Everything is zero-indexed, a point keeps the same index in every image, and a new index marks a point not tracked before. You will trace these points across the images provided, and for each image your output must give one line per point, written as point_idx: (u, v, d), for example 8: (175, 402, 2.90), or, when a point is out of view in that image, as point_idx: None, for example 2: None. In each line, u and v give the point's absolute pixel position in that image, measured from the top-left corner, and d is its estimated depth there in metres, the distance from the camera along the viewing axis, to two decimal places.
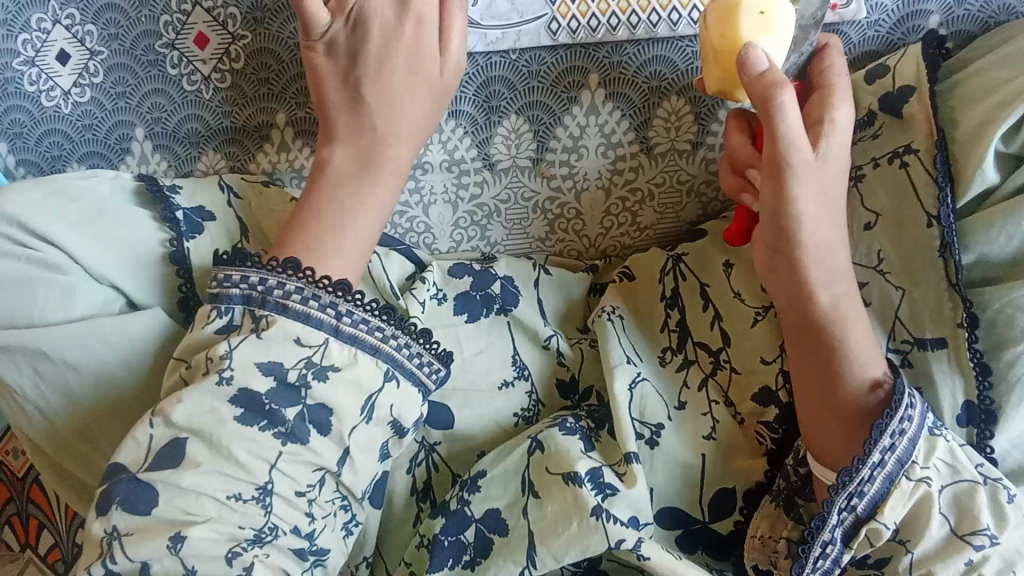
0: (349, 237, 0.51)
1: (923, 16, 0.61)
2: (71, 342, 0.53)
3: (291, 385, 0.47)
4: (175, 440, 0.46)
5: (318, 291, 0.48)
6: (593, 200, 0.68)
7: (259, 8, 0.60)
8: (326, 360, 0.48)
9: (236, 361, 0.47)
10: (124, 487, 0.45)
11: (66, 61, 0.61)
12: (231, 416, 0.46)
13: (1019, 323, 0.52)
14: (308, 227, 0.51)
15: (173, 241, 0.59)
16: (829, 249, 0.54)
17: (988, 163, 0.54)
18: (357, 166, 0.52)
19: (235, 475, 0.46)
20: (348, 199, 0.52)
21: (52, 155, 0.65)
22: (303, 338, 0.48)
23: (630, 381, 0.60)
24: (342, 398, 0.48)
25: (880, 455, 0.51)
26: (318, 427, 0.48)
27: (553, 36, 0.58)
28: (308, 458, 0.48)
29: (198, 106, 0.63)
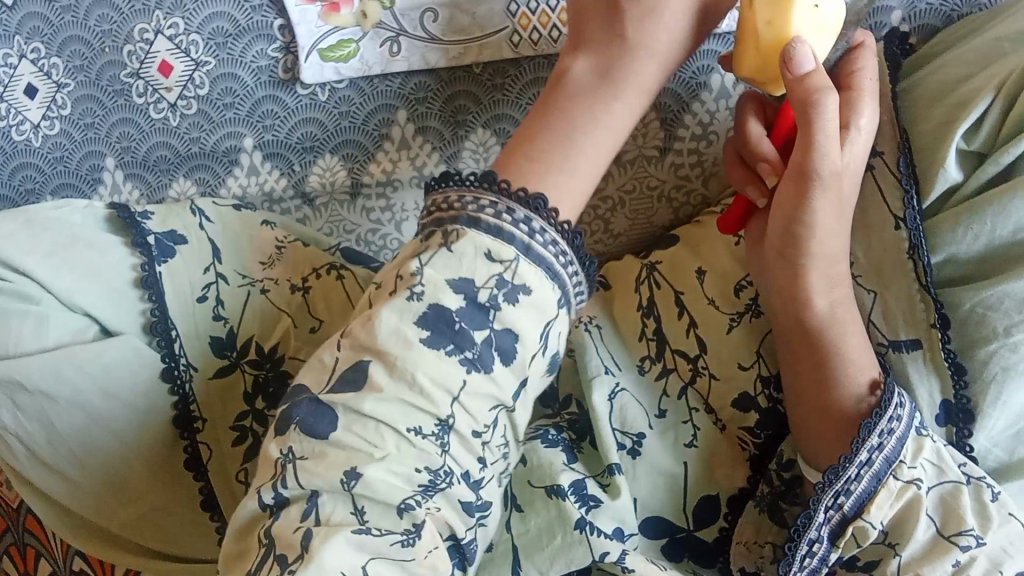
0: (577, 163, 0.49)
1: (886, 11, 0.61)
2: (46, 371, 0.53)
3: (481, 306, 0.45)
4: (358, 363, 0.44)
5: (513, 205, 0.46)
6: None
7: (219, 34, 0.60)
8: (518, 280, 0.45)
9: (429, 277, 0.45)
10: (304, 407, 0.44)
11: (34, 94, 0.62)
12: (417, 337, 0.44)
13: (992, 322, 0.51)
14: (539, 137, 0.49)
15: (145, 265, 0.58)
16: (827, 253, 0.54)
17: (950, 162, 0.53)
18: (596, 79, 0.51)
19: (418, 404, 0.44)
20: (584, 112, 0.50)
21: (25, 188, 0.65)
22: (494, 252, 0.45)
23: (608, 393, 0.60)
24: (524, 322, 0.45)
25: (868, 454, 0.51)
26: (503, 355, 0.45)
27: (515, 46, 0.61)
28: (489, 390, 0.45)
29: (165, 133, 0.63)
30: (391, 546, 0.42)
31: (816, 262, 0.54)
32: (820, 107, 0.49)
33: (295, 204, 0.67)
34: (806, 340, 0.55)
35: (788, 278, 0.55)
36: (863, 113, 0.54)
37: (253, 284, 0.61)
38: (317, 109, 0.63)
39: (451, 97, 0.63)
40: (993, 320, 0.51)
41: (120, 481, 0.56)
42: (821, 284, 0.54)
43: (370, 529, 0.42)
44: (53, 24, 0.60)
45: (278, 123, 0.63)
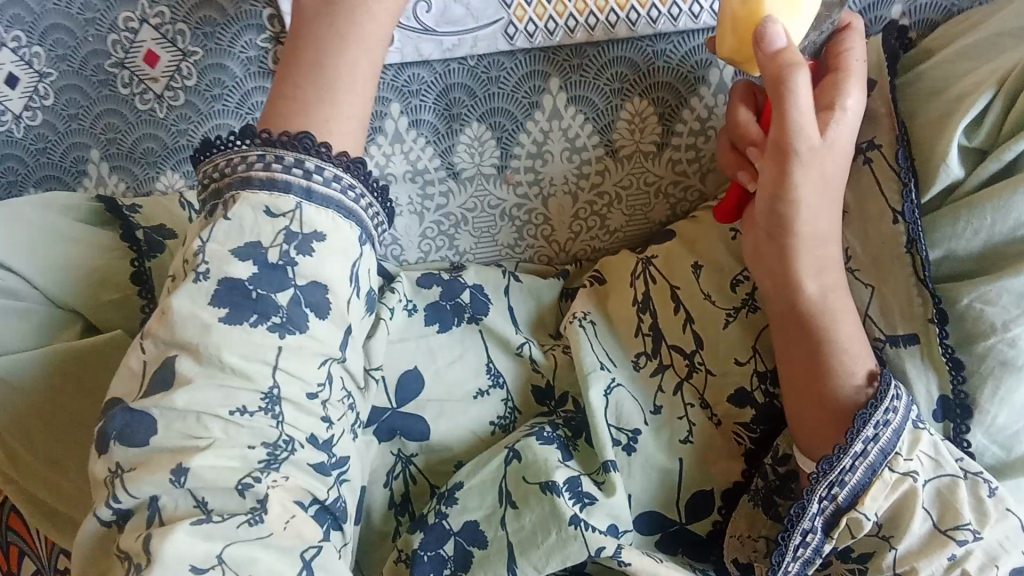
0: (345, 92, 0.47)
1: (886, 7, 0.60)
2: (23, 363, 0.52)
3: (274, 266, 0.43)
4: (165, 360, 0.41)
5: (279, 152, 0.44)
6: (561, 205, 0.65)
7: (208, 23, 0.58)
8: (307, 229, 0.43)
9: (210, 253, 0.42)
10: (120, 419, 0.40)
11: (14, 84, 0.60)
12: (214, 320, 0.41)
13: (988, 319, 0.51)
14: (303, 90, 0.47)
15: (136, 261, 0.58)
16: (815, 238, 0.53)
17: (953, 158, 0.53)
18: (324, 8, 0.48)
19: (233, 382, 0.41)
20: (330, 40, 0.47)
21: (8, 180, 0.64)
22: (271, 206, 0.43)
23: (605, 388, 0.59)
24: (332, 271, 0.44)
25: (863, 445, 0.50)
26: (317, 311, 0.44)
27: (510, 41, 0.57)
28: (311, 348, 0.43)
29: (152, 125, 0.62)
30: (238, 528, 0.39)
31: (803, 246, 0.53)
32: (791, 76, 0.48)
33: None
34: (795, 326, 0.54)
35: (777, 263, 0.54)
36: (853, 93, 0.53)
37: None
38: None
39: (445, 89, 0.59)
40: (990, 315, 0.51)
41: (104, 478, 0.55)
42: (809, 270, 0.53)
43: (212, 517, 0.39)
44: (34, 11, 0.58)
45: None
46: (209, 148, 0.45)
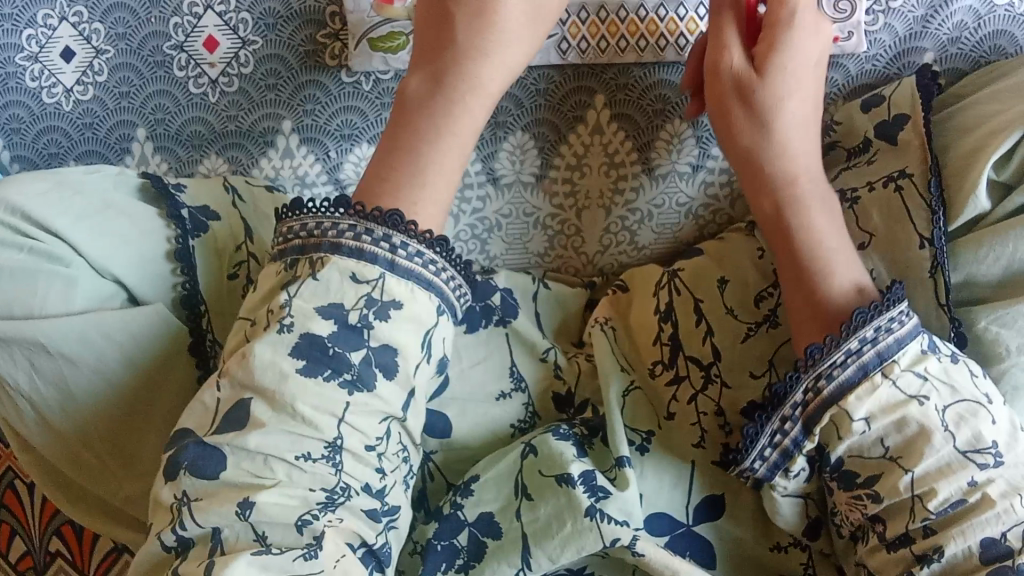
0: (433, 176, 0.51)
1: (918, 53, 0.61)
2: (71, 334, 0.53)
3: (353, 327, 0.46)
4: (239, 402, 0.46)
5: (371, 226, 0.47)
6: (594, 217, 0.67)
7: (270, 15, 0.60)
8: (386, 297, 0.47)
9: (296, 309, 0.46)
10: (192, 450, 0.45)
11: (70, 58, 0.62)
12: (291, 370, 0.45)
13: (1004, 342, 0.52)
14: (402, 170, 0.51)
15: (179, 238, 0.59)
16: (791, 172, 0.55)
17: (982, 190, 0.53)
18: (431, 87, 0.52)
19: (305, 432, 0.45)
20: (438, 119, 0.52)
21: (48, 153, 0.64)
22: (358, 274, 0.47)
23: (624, 390, 0.60)
24: (403, 335, 0.47)
25: (858, 343, 0.49)
26: (385, 371, 0.47)
27: (562, 55, 0.60)
28: (376, 407, 0.47)
29: (203, 109, 0.63)
30: (294, 561, 0.43)
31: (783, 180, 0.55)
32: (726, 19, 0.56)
33: (327, 189, 0.66)
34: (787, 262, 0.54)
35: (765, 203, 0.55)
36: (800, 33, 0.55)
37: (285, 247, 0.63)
38: (360, 99, 0.63)
39: None
40: (1005, 338, 0.52)
41: (134, 449, 0.56)
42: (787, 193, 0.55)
43: (272, 549, 0.43)
44: None
45: (319, 109, 0.63)
46: (300, 208, 0.48)
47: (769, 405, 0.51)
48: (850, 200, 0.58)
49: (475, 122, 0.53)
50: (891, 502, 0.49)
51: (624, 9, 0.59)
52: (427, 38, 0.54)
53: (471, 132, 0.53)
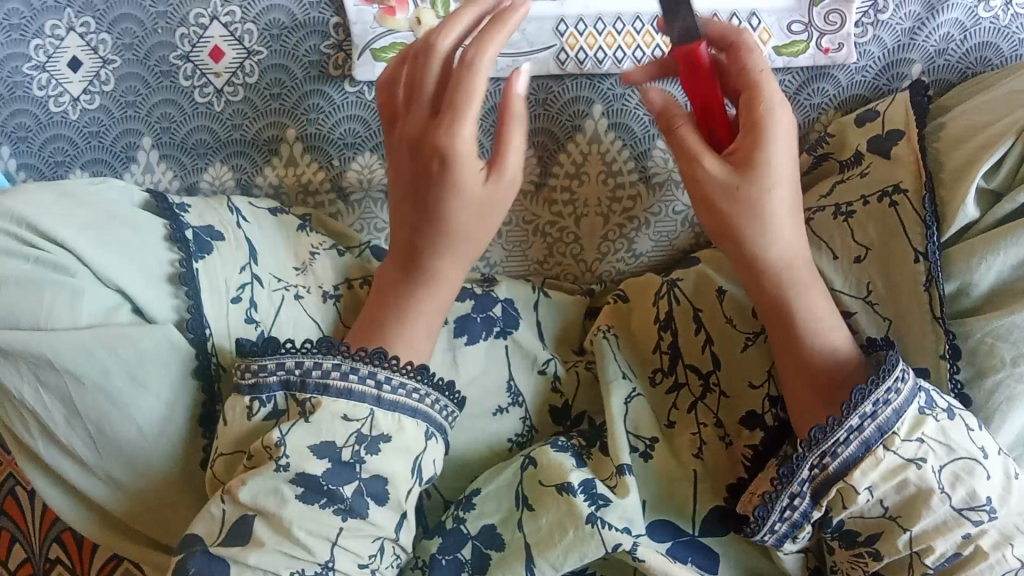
0: (409, 334, 0.54)
1: (906, 65, 0.62)
2: (80, 353, 0.53)
3: (346, 463, 0.49)
4: (243, 517, 0.48)
5: (356, 363, 0.50)
6: (593, 225, 0.68)
7: (276, 25, 0.62)
8: (375, 431, 0.50)
9: (292, 448, 0.49)
10: (198, 559, 0.47)
11: (77, 68, 0.63)
12: (291, 496, 0.48)
13: (1000, 353, 0.52)
14: (373, 341, 0.53)
15: (181, 261, 0.58)
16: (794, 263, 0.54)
17: (970, 201, 0.55)
18: (400, 269, 0.55)
19: (299, 554, 0.48)
20: (409, 295, 0.55)
21: (55, 161, 0.66)
22: (349, 414, 0.50)
23: (626, 397, 0.61)
24: (394, 466, 0.50)
25: (859, 420, 0.50)
26: (375, 499, 0.50)
27: (561, 65, 0.62)
28: (370, 531, 0.50)
29: (208, 117, 0.64)
30: None
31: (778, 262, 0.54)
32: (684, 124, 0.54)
33: (330, 198, 0.67)
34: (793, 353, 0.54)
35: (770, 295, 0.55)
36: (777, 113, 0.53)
37: (288, 287, 0.62)
38: (362, 108, 0.64)
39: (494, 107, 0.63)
40: (1002, 350, 0.52)
41: (149, 462, 0.56)
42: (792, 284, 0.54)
43: None
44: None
45: (322, 118, 0.64)
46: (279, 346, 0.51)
47: (777, 487, 0.52)
48: (845, 214, 0.58)
49: (445, 291, 0.55)
50: (891, 560, 0.52)
51: (620, 22, 0.62)
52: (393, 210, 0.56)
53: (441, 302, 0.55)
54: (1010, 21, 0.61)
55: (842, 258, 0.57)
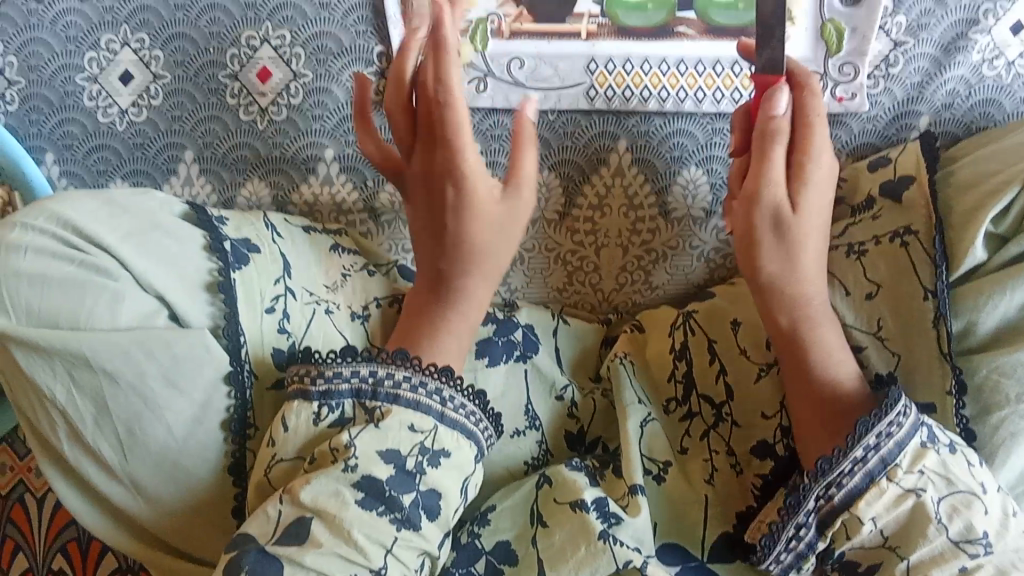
0: (447, 339, 0.57)
1: (915, 116, 0.66)
2: (117, 352, 0.52)
3: (408, 472, 0.50)
4: (301, 518, 0.48)
5: (425, 379, 0.52)
6: (612, 254, 0.71)
7: (322, 51, 0.65)
8: (437, 446, 0.51)
9: (361, 450, 0.50)
10: (252, 557, 0.47)
11: (128, 81, 0.67)
12: (352, 499, 0.48)
13: (1004, 389, 0.54)
14: (419, 343, 0.56)
15: (221, 271, 0.58)
16: (812, 302, 0.57)
17: (977, 245, 0.57)
18: (430, 287, 0.58)
19: (354, 557, 0.48)
20: (442, 311, 0.57)
21: (97, 169, 0.69)
22: (416, 424, 0.51)
23: (641, 420, 0.63)
24: (448, 481, 0.51)
25: (863, 451, 0.50)
26: (428, 513, 0.50)
27: (591, 100, 0.66)
28: (418, 543, 0.50)
29: (251, 135, 0.67)
30: None
31: (803, 297, 0.56)
32: (773, 143, 0.54)
33: (362, 217, 0.70)
34: (804, 386, 0.56)
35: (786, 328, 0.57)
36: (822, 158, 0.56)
37: (318, 302, 0.62)
38: (399, 134, 0.66)
39: None
40: (1007, 387, 0.54)
41: (179, 455, 0.55)
42: (810, 320, 0.56)
43: None
44: (165, 19, 0.65)
45: None
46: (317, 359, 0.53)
47: (783, 516, 0.52)
48: (857, 253, 0.62)
49: (476, 309, 0.58)
50: None
51: (647, 64, 0.65)
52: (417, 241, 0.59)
53: (473, 317, 0.58)
54: (1011, 80, 0.65)
55: (853, 294, 0.60)
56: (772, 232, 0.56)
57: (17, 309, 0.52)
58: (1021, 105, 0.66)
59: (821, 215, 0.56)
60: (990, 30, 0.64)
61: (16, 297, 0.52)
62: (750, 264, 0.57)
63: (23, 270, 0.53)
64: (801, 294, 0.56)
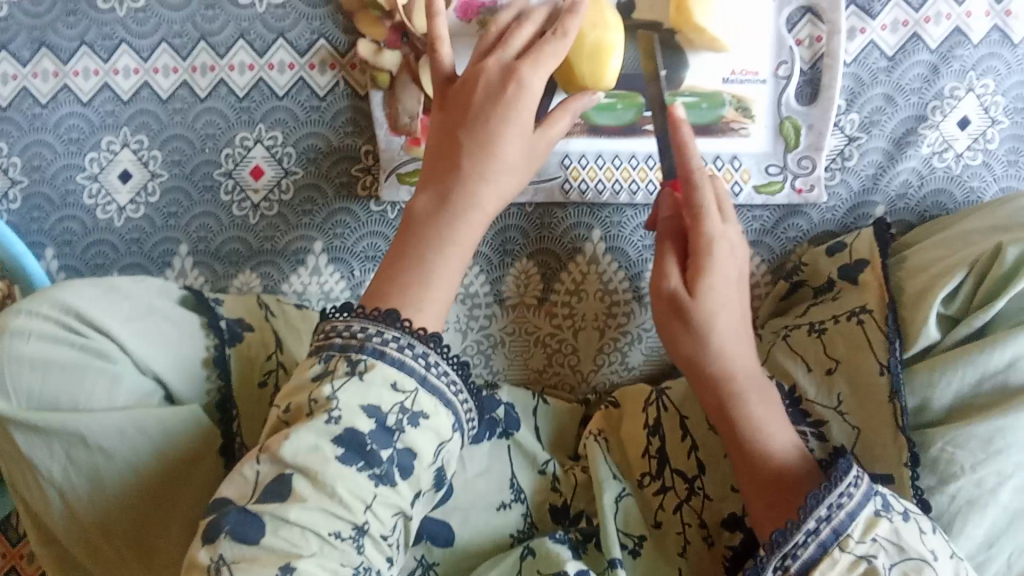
0: (437, 280, 0.56)
1: (871, 205, 0.71)
2: (110, 429, 0.54)
3: (388, 429, 0.49)
4: (281, 475, 0.48)
5: (413, 342, 0.52)
6: (589, 336, 0.74)
7: (314, 150, 0.69)
8: (416, 408, 0.50)
9: (342, 403, 0.49)
10: (233, 517, 0.47)
11: (127, 180, 0.71)
12: (332, 455, 0.48)
13: (959, 461, 0.56)
14: (403, 281, 0.55)
15: (217, 347, 0.61)
16: (736, 375, 0.59)
17: (931, 322, 0.60)
18: (437, 206, 0.57)
19: (338, 513, 0.48)
20: (442, 230, 0.57)
21: (94, 263, 0.72)
22: (398, 383, 0.50)
23: (616, 495, 0.64)
24: (424, 443, 0.50)
25: (814, 522, 0.52)
26: (403, 472, 0.50)
27: (565, 193, 0.70)
28: (394, 501, 0.49)
29: (242, 229, 0.71)
30: None
31: (721, 371, 0.59)
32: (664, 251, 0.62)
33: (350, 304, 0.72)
34: (742, 460, 0.58)
35: (716, 405, 0.60)
36: (719, 232, 0.60)
37: None
38: (385, 227, 0.70)
39: (502, 229, 0.72)
40: (960, 458, 0.56)
41: (168, 535, 0.56)
42: (737, 394, 0.59)
43: None
44: (162, 122, 0.70)
45: (347, 233, 0.70)
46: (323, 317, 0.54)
47: None
48: (819, 330, 0.65)
49: (473, 235, 0.58)
50: None
51: (618, 159, 0.70)
52: (434, 154, 0.60)
53: (470, 245, 0.58)
54: (960, 171, 0.70)
55: (814, 370, 0.63)
56: (681, 313, 0.60)
57: (18, 392, 0.54)
58: (970, 195, 0.70)
59: (726, 290, 0.60)
60: (938, 125, 0.69)
61: (17, 380, 0.54)
62: (671, 342, 0.62)
63: (24, 355, 0.54)
64: (720, 369, 0.59)
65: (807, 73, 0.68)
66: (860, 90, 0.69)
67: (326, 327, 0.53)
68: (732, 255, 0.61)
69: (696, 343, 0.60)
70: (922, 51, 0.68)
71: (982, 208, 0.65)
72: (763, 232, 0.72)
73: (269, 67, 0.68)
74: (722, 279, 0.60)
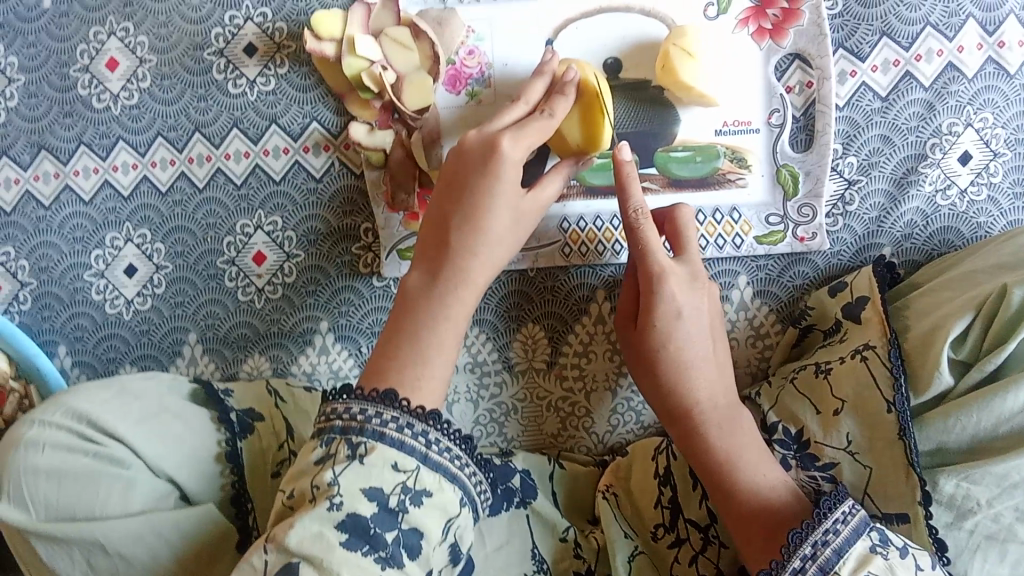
0: (433, 356, 0.54)
1: (878, 248, 0.70)
2: (128, 535, 0.53)
3: (392, 511, 0.47)
4: (287, 564, 0.45)
5: (412, 420, 0.50)
6: (601, 397, 0.73)
7: (314, 232, 0.70)
8: (418, 485, 0.48)
9: (343, 488, 0.47)
10: None
11: (133, 273, 0.72)
12: (336, 541, 0.45)
13: (974, 497, 0.54)
14: (399, 360, 0.54)
15: (228, 440, 0.61)
16: (697, 408, 0.59)
17: (943, 368, 0.58)
18: (428, 280, 0.57)
19: None
20: (435, 306, 0.56)
21: (107, 357, 0.72)
22: (398, 462, 0.48)
23: (630, 554, 0.62)
24: (429, 520, 0.48)
25: (800, 561, 0.50)
26: (410, 551, 0.47)
27: (567, 257, 0.71)
28: None
29: (249, 314, 0.71)
30: None
31: (681, 404, 0.60)
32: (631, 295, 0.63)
33: None
34: (718, 492, 0.57)
35: (685, 439, 0.60)
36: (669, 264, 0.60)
37: None
38: (390, 300, 0.70)
39: (505, 295, 0.72)
40: (977, 494, 0.54)
41: None
42: (703, 426, 0.59)
43: None
44: (163, 215, 0.71)
45: (353, 309, 0.70)
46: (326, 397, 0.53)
47: None
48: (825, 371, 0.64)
49: (466, 309, 0.57)
50: None
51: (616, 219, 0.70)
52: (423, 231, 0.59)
53: (464, 318, 0.57)
54: (966, 207, 0.69)
55: (821, 413, 0.62)
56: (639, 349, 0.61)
57: (37, 503, 0.54)
58: (978, 231, 0.69)
59: (679, 324, 0.60)
60: (938, 163, 0.69)
61: (35, 490, 0.54)
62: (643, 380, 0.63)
63: (40, 466, 0.55)
64: (683, 403, 0.60)
65: (801, 119, 0.68)
66: (856, 133, 0.69)
67: (328, 409, 0.52)
68: (691, 286, 0.61)
69: (656, 378, 0.61)
70: (916, 89, 0.68)
71: (991, 244, 0.64)
72: (769, 279, 0.71)
73: (264, 154, 0.69)
74: (675, 308, 0.60)
